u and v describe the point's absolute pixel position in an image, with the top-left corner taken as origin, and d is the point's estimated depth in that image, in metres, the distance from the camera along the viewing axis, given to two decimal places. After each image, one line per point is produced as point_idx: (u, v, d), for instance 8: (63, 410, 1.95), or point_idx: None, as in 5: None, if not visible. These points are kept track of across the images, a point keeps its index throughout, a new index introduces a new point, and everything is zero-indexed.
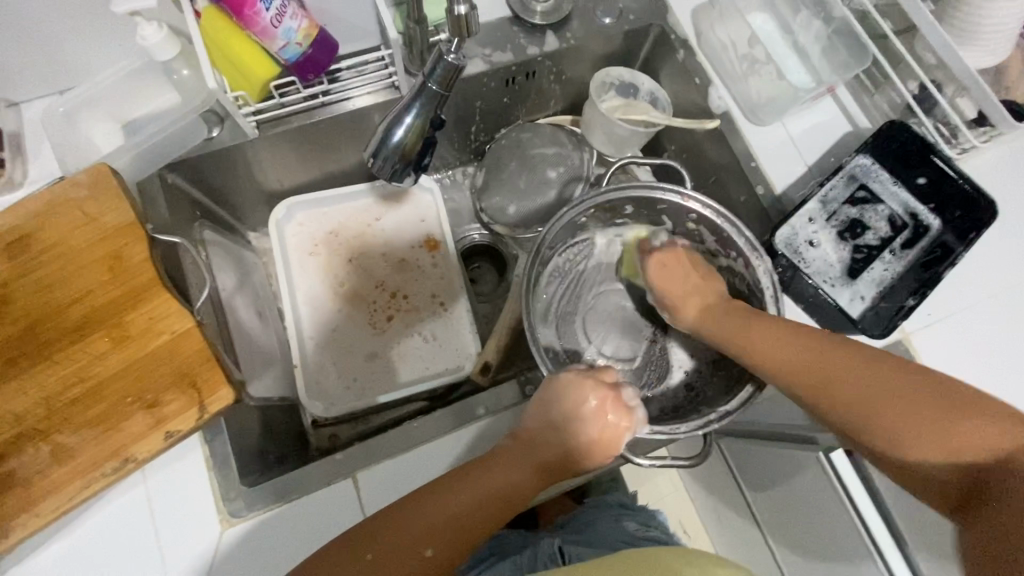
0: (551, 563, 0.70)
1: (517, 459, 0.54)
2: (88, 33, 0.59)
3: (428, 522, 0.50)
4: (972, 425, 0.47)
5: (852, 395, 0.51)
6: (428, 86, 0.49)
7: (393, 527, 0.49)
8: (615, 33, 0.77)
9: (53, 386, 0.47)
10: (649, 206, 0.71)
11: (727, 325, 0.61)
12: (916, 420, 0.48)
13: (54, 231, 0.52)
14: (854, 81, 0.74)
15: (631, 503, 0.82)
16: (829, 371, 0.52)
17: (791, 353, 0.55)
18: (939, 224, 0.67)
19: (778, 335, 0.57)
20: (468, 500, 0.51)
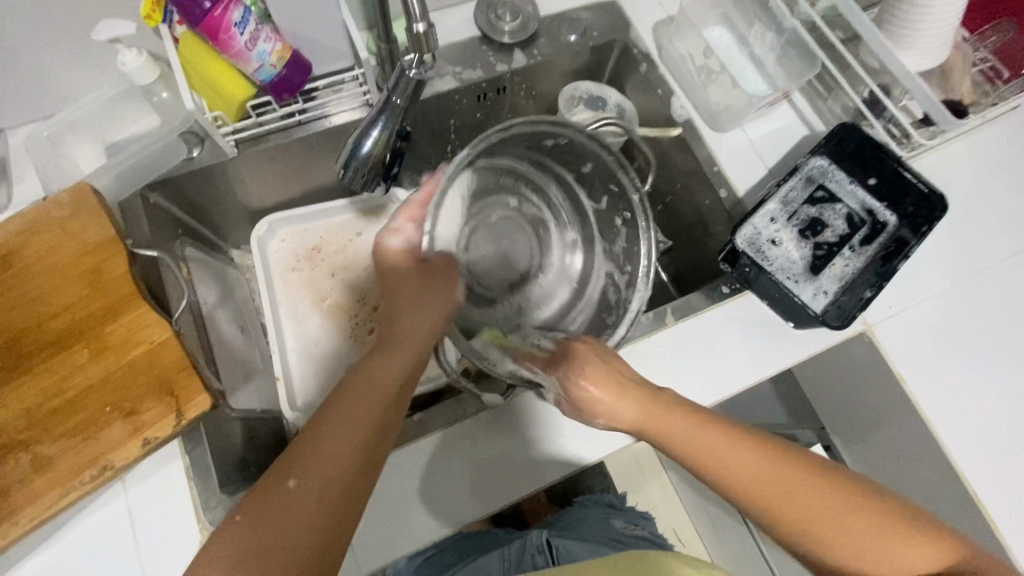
0: (539, 554, 0.71)
1: (376, 362, 0.56)
2: (71, 60, 0.62)
3: (318, 453, 0.49)
4: (917, 539, 0.51)
5: (804, 510, 0.52)
6: (392, 100, 0.52)
7: (290, 478, 0.48)
8: (580, 49, 0.80)
9: (34, 397, 0.49)
10: (595, 182, 0.67)
11: (683, 436, 0.55)
12: (840, 528, 0.51)
13: (35, 249, 0.53)
14: (809, 88, 0.78)
15: (620, 505, 0.92)
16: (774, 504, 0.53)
17: (750, 473, 0.53)
18: (896, 219, 0.70)
19: (718, 448, 0.55)
20: (344, 421, 0.51)
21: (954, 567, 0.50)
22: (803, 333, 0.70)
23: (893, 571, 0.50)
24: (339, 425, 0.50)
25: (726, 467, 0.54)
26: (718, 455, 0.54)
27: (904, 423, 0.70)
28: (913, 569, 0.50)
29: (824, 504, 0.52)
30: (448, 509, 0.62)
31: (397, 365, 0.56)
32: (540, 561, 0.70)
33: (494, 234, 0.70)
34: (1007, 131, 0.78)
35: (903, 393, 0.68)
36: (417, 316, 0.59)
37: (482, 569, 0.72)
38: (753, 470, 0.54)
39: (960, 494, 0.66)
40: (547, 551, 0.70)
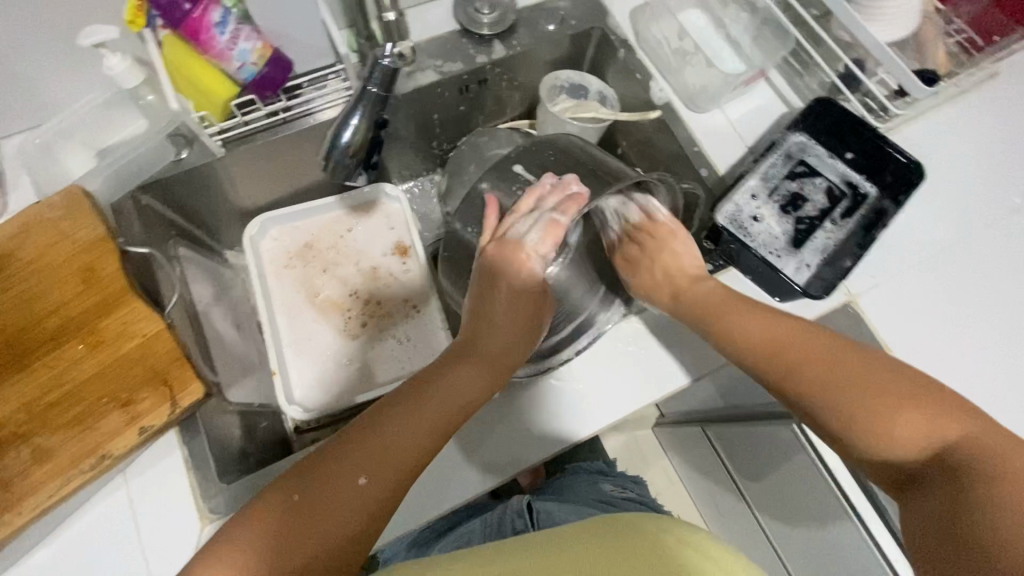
0: (519, 518, 0.83)
1: (461, 368, 0.56)
2: (58, 67, 0.63)
3: (390, 454, 0.50)
4: (926, 414, 0.51)
5: (811, 384, 0.56)
6: (368, 89, 0.56)
7: (362, 474, 0.49)
8: (560, 38, 0.81)
9: (32, 392, 0.50)
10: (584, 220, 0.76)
11: (706, 301, 0.66)
12: (831, 381, 0.56)
13: (30, 250, 0.55)
14: (785, 65, 0.79)
15: (611, 470, 0.97)
16: (799, 364, 0.58)
17: (769, 331, 0.61)
18: (876, 191, 0.71)
19: (739, 310, 0.64)
20: (421, 424, 0.53)
21: (954, 445, 0.49)
22: (787, 307, 0.71)
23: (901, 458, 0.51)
24: (414, 428, 0.52)
25: (743, 332, 0.62)
26: (733, 322, 0.63)
27: None
28: (906, 456, 0.51)
29: (851, 374, 0.55)
30: (441, 493, 0.63)
31: (480, 374, 0.57)
32: (521, 521, 0.81)
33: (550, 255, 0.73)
34: (984, 100, 0.79)
35: None
36: (510, 325, 0.59)
37: (469, 532, 0.84)
38: (750, 329, 0.62)
39: None
40: (527, 515, 0.83)
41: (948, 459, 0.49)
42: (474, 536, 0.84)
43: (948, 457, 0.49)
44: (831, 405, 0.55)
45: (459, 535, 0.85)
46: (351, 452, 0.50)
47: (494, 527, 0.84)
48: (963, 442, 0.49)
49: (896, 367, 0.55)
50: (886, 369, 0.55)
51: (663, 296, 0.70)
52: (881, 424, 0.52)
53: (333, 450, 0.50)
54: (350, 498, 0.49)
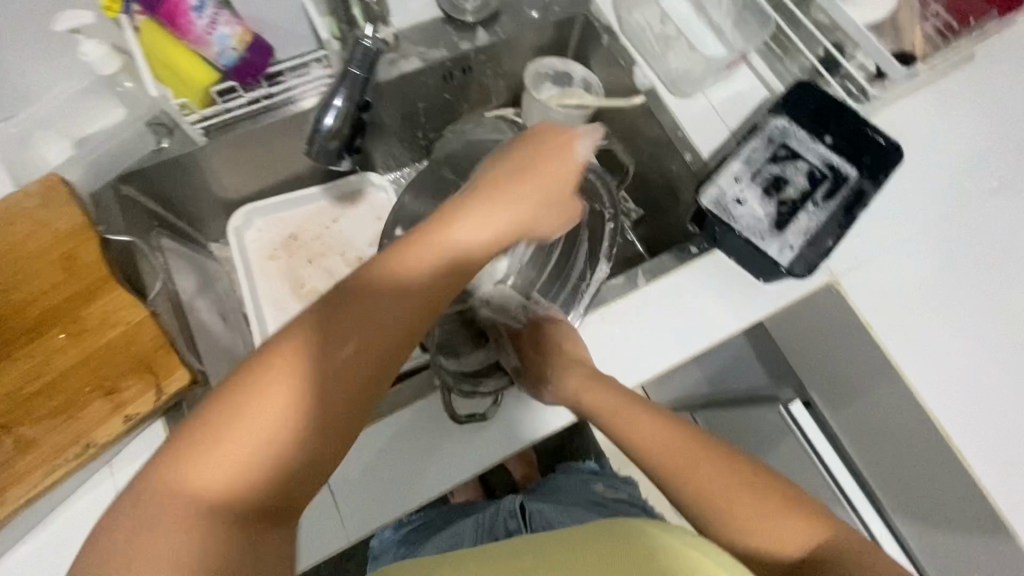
0: (512, 517, 0.85)
1: (417, 276, 0.44)
2: (33, 55, 0.62)
3: (340, 339, 0.40)
4: (806, 520, 0.52)
5: (708, 482, 0.55)
6: (350, 71, 0.56)
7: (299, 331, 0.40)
8: (543, 25, 0.82)
9: (14, 382, 0.50)
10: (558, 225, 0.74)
11: (606, 396, 0.61)
12: (753, 510, 0.53)
13: (8, 240, 0.54)
14: (766, 50, 0.80)
15: (602, 470, 0.97)
16: (686, 467, 0.56)
17: (695, 461, 0.56)
18: (856, 173, 0.72)
19: (627, 410, 0.60)
20: (368, 334, 0.41)
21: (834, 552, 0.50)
22: (772, 287, 0.72)
23: (780, 550, 0.52)
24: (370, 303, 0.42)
25: (636, 432, 0.59)
26: (634, 430, 0.60)
27: (877, 370, 0.72)
28: (798, 553, 0.51)
29: (713, 479, 0.55)
30: (433, 478, 0.63)
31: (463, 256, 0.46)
32: (513, 521, 0.83)
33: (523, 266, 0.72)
34: (961, 83, 0.80)
35: (872, 339, 0.70)
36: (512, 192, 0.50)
37: (461, 531, 0.85)
38: (647, 439, 0.59)
39: (932, 433, 0.68)
40: (519, 515, 0.84)
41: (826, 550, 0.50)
42: (466, 535, 0.84)
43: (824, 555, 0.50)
44: (721, 523, 0.53)
45: (453, 531, 0.86)
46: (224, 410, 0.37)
47: (485, 527, 0.85)
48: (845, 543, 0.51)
49: (790, 493, 0.54)
50: (727, 471, 0.55)
51: (650, 278, 0.71)
52: (730, 514, 0.53)
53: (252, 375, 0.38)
54: (247, 464, 0.37)
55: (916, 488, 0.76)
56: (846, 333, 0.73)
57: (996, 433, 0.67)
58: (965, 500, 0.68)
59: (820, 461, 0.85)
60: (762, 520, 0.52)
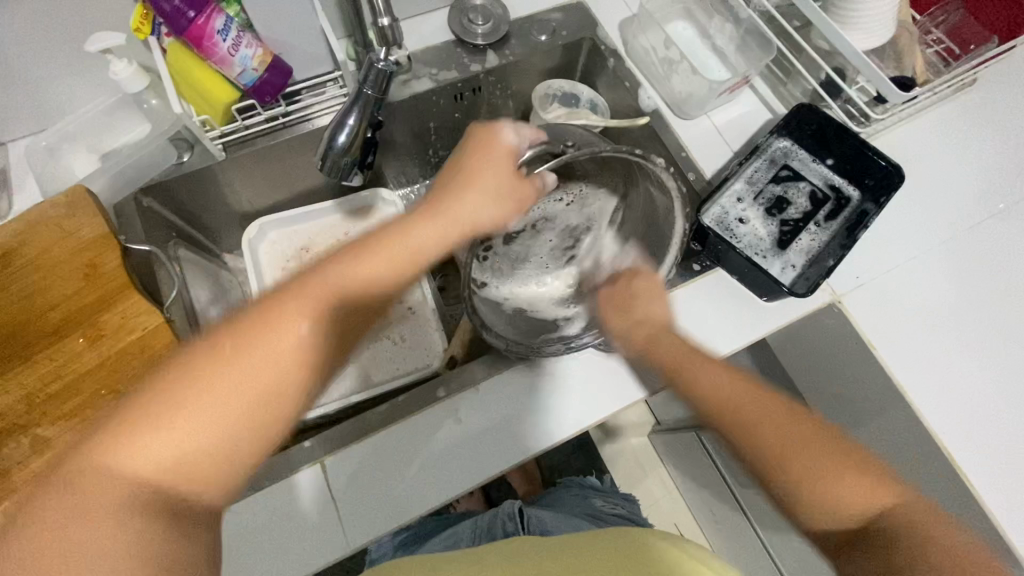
0: (510, 520, 0.82)
1: (372, 252, 0.50)
2: (66, 74, 0.66)
3: (337, 315, 0.46)
4: (870, 480, 0.53)
5: (784, 446, 0.55)
6: (364, 91, 0.59)
7: (302, 322, 0.43)
8: (551, 48, 0.84)
9: (33, 383, 0.52)
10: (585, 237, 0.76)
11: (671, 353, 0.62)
12: (827, 470, 0.53)
13: (34, 247, 0.56)
14: (769, 74, 0.82)
15: (605, 487, 0.98)
16: (761, 425, 0.56)
17: (777, 429, 0.56)
18: (858, 195, 0.74)
19: (700, 365, 0.61)
20: (346, 300, 0.47)
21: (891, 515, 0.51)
22: (774, 305, 0.73)
23: (842, 509, 0.52)
24: (352, 286, 0.47)
25: (709, 386, 0.60)
26: (707, 381, 0.60)
27: (880, 391, 0.72)
28: (852, 516, 0.52)
29: (790, 440, 0.55)
30: (434, 486, 0.64)
31: (438, 234, 0.54)
32: (508, 525, 0.81)
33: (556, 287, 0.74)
34: (964, 106, 0.82)
35: (875, 360, 0.70)
36: (484, 184, 0.58)
37: (459, 536, 0.85)
38: (721, 393, 0.59)
39: (937, 455, 0.67)
40: (517, 518, 0.82)
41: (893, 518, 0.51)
42: (461, 540, 0.84)
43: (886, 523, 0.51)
44: (791, 483, 0.54)
45: (450, 535, 0.86)
46: (216, 349, 0.41)
47: (482, 533, 0.84)
48: (903, 513, 0.51)
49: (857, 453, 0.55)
50: (803, 432, 0.56)
51: None
52: (804, 478, 0.54)
53: (234, 346, 0.41)
54: (214, 400, 0.40)
55: None
56: (851, 351, 0.73)
57: (1001, 456, 0.67)
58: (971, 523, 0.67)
59: None
60: (833, 480, 0.53)
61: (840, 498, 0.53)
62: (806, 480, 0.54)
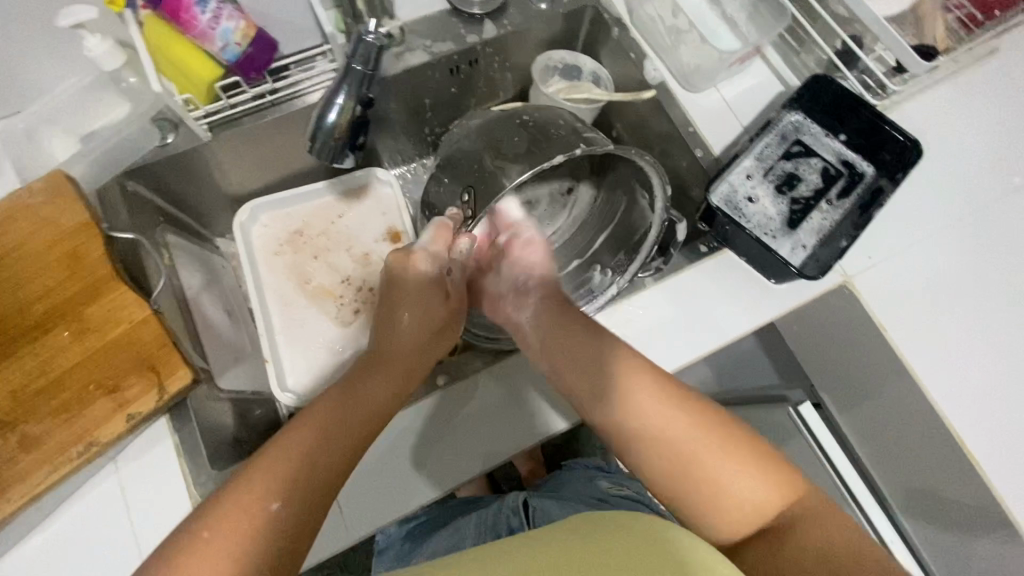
0: (515, 515, 0.84)
1: (335, 401, 0.55)
2: (38, 49, 0.62)
3: (347, 429, 0.53)
4: (770, 480, 0.53)
5: (669, 433, 0.55)
6: (353, 67, 0.56)
7: (274, 500, 0.47)
8: (552, 17, 0.80)
9: (18, 379, 0.50)
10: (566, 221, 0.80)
11: (585, 362, 0.59)
12: (730, 460, 0.53)
13: (12, 237, 0.54)
14: (782, 43, 0.78)
15: (608, 467, 0.97)
16: (657, 435, 0.55)
17: (653, 414, 0.55)
18: (873, 170, 0.71)
19: (605, 375, 0.58)
20: (357, 414, 0.55)
21: (794, 509, 0.52)
22: (783, 287, 0.70)
23: (741, 513, 0.52)
24: (323, 442, 0.51)
25: (643, 404, 0.56)
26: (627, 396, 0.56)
27: (889, 373, 0.70)
28: (746, 523, 0.52)
29: (671, 429, 0.55)
30: (435, 473, 0.63)
31: (389, 378, 0.59)
32: (515, 518, 0.82)
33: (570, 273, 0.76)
34: (985, 76, 0.78)
35: (886, 343, 0.68)
36: (410, 299, 0.64)
37: (463, 531, 0.85)
38: (627, 406, 0.56)
39: (946, 437, 0.66)
40: (522, 513, 0.83)
41: (790, 512, 0.52)
42: (467, 534, 0.84)
43: (791, 514, 0.52)
44: (693, 480, 0.53)
45: (454, 530, 0.86)
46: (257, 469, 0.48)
47: (487, 527, 0.84)
48: (801, 506, 0.52)
49: (760, 445, 0.55)
50: (702, 430, 0.55)
51: (657, 278, 0.70)
52: (715, 487, 0.53)
53: (210, 529, 0.45)
54: (254, 521, 0.45)
55: (929, 494, 0.74)
56: (861, 335, 0.71)
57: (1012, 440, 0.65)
58: (977, 504, 0.67)
59: (828, 463, 0.81)
60: (724, 466, 0.53)
61: (734, 497, 0.52)
62: (695, 477, 0.53)
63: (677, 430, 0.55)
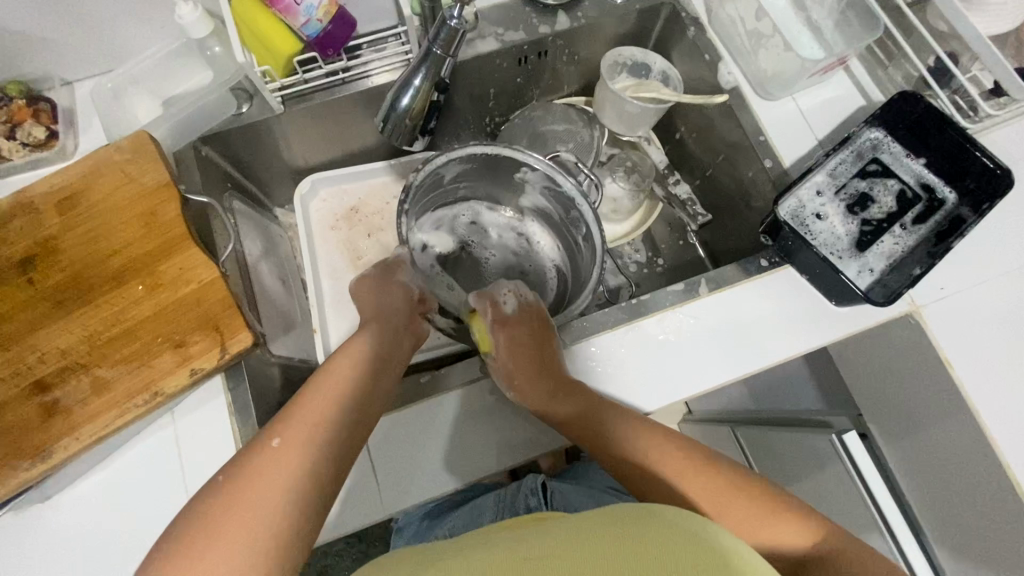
0: (532, 495, 0.84)
1: (340, 361, 0.57)
2: (132, 15, 0.65)
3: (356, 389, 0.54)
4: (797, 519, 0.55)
5: (714, 504, 0.56)
6: (432, 52, 0.56)
7: (275, 436, 0.47)
8: (627, 13, 0.78)
9: (95, 325, 0.53)
10: (528, 227, 0.84)
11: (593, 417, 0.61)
12: (749, 516, 0.55)
13: (97, 191, 0.57)
14: (868, 55, 0.75)
15: None
16: (671, 474, 0.58)
17: (676, 464, 0.58)
18: (954, 198, 0.67)
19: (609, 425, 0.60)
20: (355, 372, 0.56)
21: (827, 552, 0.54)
22: (844, 310, 0.68)
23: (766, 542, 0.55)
24: (326, 392, 0.53)
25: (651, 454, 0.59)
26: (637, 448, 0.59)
27: (947, 410, 0.67)
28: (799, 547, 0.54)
29: (706, 491, 0.57)
30: (468, 461, 0.63)
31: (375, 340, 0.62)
32: (533, 499, 0.83)
33: (572, 246, 0.80)
34: None
35: (951, 380, 0.65)
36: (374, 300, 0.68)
37: (482, 507, 0.86)
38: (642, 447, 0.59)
39: (1005, 486, 0.62)
40: (540, 493, 0.84)
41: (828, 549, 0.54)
42: (486, 513, 0.84)
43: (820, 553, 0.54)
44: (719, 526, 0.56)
45: (473, 507, 0.87)
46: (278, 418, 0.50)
47: (507, 504, 0.85)
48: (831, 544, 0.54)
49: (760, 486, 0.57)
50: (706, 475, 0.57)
51: (712, 288, 0.67)
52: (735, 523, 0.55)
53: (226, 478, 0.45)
54: (258, 460, 0.46)
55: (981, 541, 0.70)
56: (921, 367, 0.68)
57: None
58: None
59: (867, 494, 0.74)
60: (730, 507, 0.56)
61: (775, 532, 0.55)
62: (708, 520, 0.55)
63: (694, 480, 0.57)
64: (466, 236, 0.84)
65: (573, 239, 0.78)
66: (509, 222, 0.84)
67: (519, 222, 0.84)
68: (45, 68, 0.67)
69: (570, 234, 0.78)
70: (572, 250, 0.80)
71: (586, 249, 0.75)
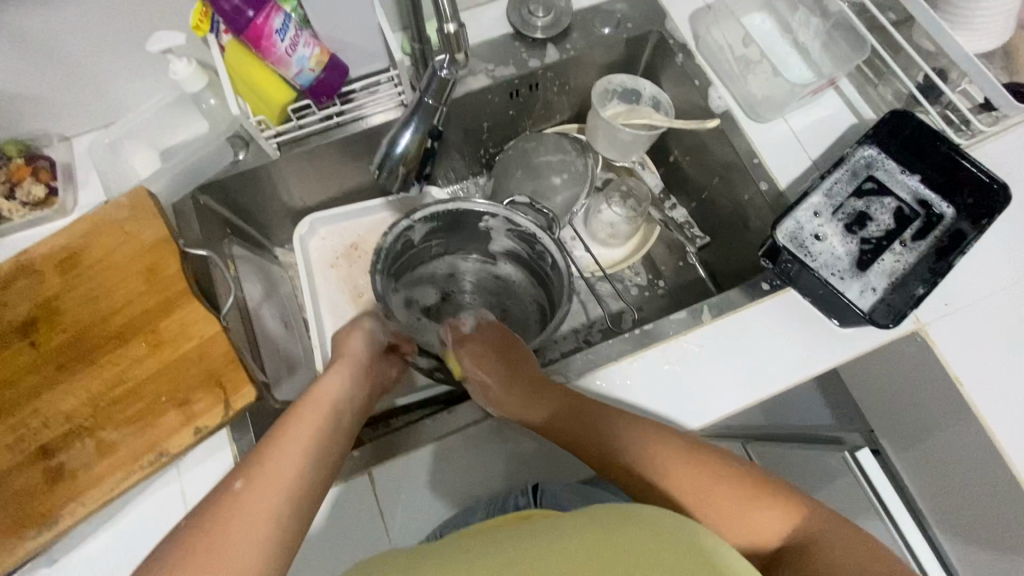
0: None
1: (310, 399, 0.56)
2: (127, 72, 0.66)
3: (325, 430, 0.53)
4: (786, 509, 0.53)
5: (699, 494, 0.54)
6: (424, 100, 0.56)
7: (238, 479, 0.47)
8: (615, 42, 0.79)
9: (98, 387, 0.53)
10: (503, 270, 0.84)
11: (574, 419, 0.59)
12: (734, 504, 0.53)
13: (97, 250, 0.57)
14: (857, 73, 0.75)
15: None
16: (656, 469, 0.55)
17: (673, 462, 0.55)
18: (952, 212, 0.67)
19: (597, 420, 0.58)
20: (321, 413, 0.55)
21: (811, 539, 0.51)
22: (849, 330, 0.67)
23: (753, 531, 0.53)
24: (293, 431, 0.52)
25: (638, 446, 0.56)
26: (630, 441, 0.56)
27: (959, 426, 0.66)
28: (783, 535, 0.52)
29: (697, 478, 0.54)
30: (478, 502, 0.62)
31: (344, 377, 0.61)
32: None
33: (546, 281, 0.80)
34: None
35: (960, 396, 0.64)
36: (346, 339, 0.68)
37: None
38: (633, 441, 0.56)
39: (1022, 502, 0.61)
40: None
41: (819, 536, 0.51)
42: None
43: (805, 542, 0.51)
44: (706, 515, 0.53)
45: None
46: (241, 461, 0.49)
47: None
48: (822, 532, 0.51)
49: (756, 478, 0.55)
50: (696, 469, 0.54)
51: (715, 315, 0.67)
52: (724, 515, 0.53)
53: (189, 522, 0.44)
54: (220, 507, 0.45)
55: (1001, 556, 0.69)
56: (930, 383, 0.67)
57: None
58: None
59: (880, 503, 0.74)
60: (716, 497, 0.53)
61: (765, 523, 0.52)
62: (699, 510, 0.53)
63: (683, 474, 0.54)
64: (445, 288, 0.84)
65: (544, 274, 0.79)
66: (482, 268, 0.85)
67: (490, 266, 0.84)
68: (44, 127, 0.68)
69: (541, 268, 0.79)
70: (546, 284, 0.80)
71: (558, 280, 0.76)
